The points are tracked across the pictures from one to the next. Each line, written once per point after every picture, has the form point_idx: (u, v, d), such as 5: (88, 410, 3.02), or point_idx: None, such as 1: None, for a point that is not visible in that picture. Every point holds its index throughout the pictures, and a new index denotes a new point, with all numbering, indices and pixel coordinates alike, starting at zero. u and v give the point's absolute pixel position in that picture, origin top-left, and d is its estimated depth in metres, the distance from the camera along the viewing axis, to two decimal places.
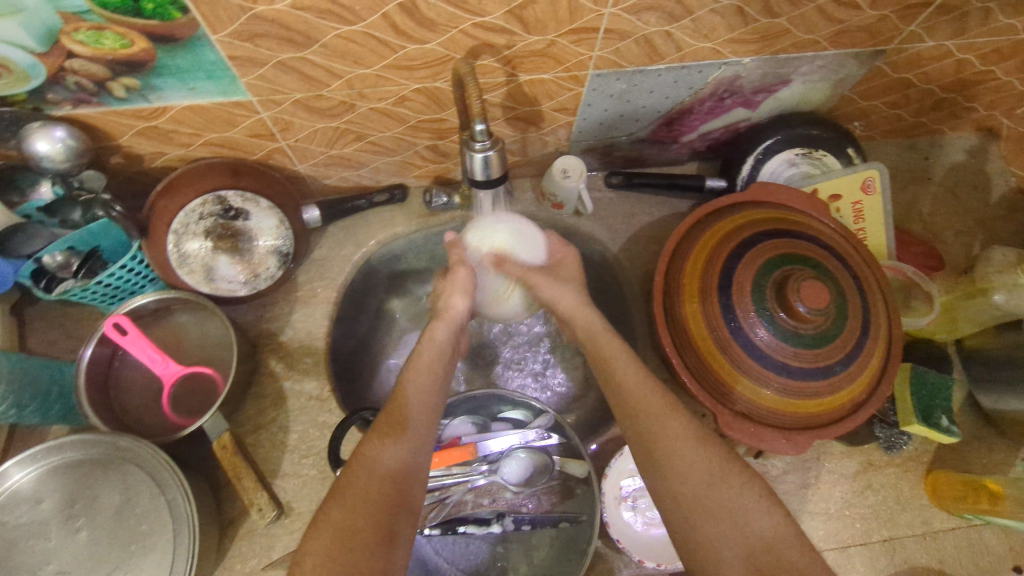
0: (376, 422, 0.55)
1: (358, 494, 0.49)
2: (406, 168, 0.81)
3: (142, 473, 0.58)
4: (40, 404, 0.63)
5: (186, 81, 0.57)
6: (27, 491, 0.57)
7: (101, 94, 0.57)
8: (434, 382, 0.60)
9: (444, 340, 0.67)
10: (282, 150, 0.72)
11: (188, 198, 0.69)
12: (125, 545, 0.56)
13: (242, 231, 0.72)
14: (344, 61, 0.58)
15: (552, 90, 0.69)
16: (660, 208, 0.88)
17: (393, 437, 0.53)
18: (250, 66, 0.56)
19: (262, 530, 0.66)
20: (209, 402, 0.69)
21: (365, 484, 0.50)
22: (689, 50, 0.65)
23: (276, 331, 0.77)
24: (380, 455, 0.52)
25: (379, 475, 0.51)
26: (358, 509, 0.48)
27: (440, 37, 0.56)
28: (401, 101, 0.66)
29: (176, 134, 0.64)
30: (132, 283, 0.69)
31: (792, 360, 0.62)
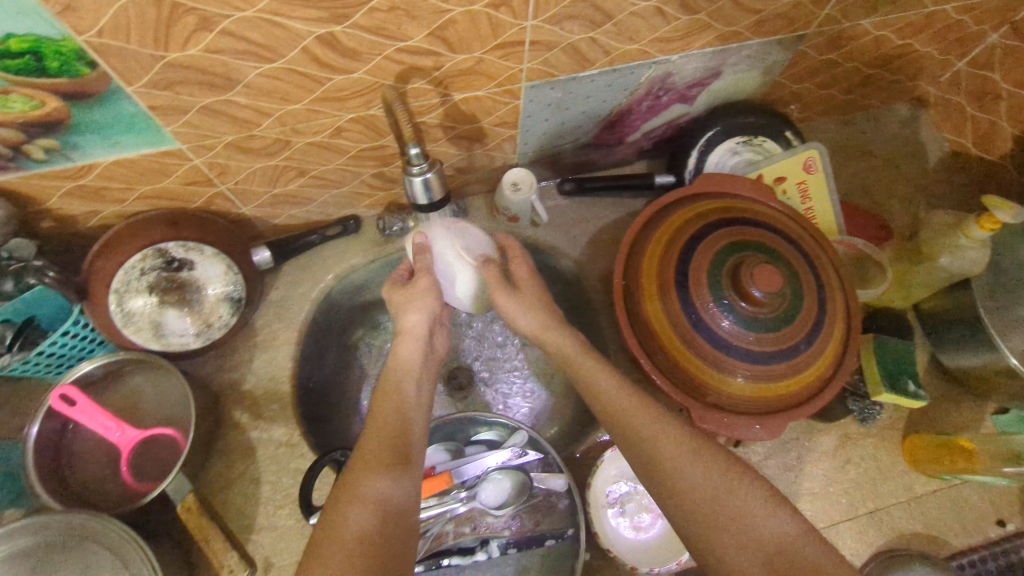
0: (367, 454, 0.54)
1: (342, 542, 0.47)
2: (356, 198, 0.80)
3: (103, 550, 0.55)
4: None
5: (109, 137, 0.55)
6: None
7: (19, 159, 0.55)
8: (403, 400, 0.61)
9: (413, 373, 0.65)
10: (223, 195, 0.70)
11: (126, 255, 0.66)
12: None
13: (188, 282, 0.69)
14: (271, 98, 0.57)
15: (489, 106, 0.69)
16: (615, 210, 0.88)
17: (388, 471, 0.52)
18: (174, 114, 0.55)
19: None
20: (171, 464, 0.66)
21: (348, 530, 0.48)
22: (617, 53, 0.66)
23: (238, 380, 0.74)
24: (357, 502, 0.49)
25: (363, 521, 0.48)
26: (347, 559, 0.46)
27: (366, 66, 0.56)
28: (338, 132, 0.65)
29: (108, 191, 0.62)
30: (79, 349, 0.67)
31: (755, 344, 0.62)
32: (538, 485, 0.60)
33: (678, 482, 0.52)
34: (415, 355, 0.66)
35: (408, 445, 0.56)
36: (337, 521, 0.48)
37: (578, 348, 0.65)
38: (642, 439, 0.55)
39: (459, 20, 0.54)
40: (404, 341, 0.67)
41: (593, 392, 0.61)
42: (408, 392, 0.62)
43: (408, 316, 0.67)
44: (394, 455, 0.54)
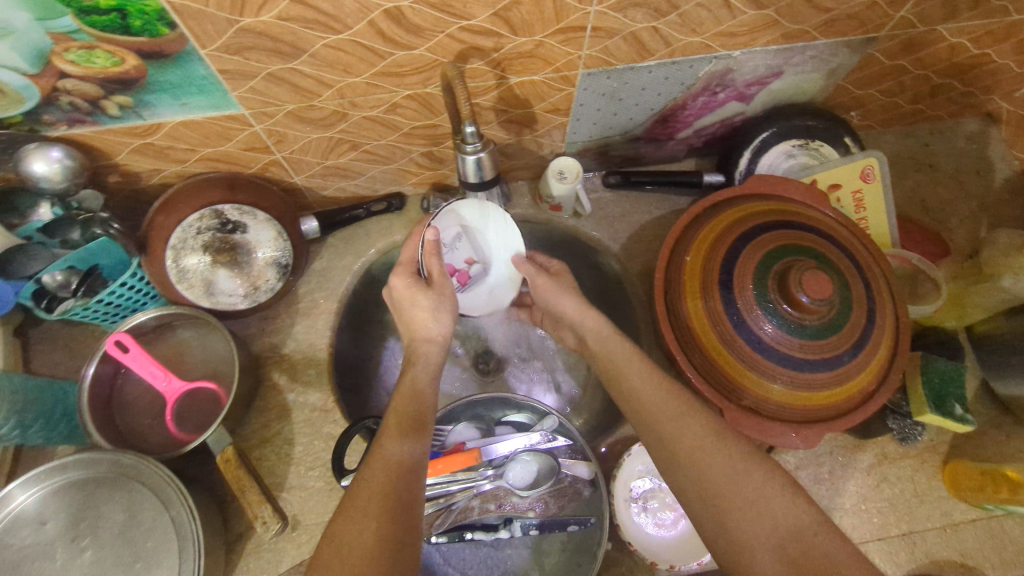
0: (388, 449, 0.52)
1: (359, 524, 0.47)
2: (403, 176, 0.82)
3: (147, 490, 0.57)
4: (44, 425, 0.62)
5: (178, 97, 0.57)
6: (31, 511, 0.56)
7: (95, 113, 0.57)
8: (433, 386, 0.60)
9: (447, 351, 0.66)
10: (278, 163, 0.72)
11: (184, 214, 0.69)
12: (129, 564, 0.55)
13: (240, 244, 0.71)
14: (334, 70, 0.58)
15: (543, 91, 0.69)
16: (659, 207, 0.87)
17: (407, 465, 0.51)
18: (241, 79, 0.57)
19: (269, 544, 0.65)
20: (212, 417, 0.68)
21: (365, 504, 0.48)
22: (678, 45, 0.65)
23: (279, 344, 0.76)
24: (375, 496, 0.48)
25: (381, 504, 0.48)
26: (363, 533, 0.46)
27: (428, 43, 0.57)
28: (394, 108, 0.66)
29: (172, 150, 0.65)
30: (133, 301, 0.69)
31: (799, 351, 0.60)
32: (566, 471, 0.60)
33: (707, 480, 0.52)
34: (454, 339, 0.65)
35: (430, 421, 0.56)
36: (367, 484, 0.49)
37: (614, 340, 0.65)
38: (674, 436, 0.55)
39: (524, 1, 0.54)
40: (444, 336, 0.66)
41: (625, 385, 0.60)
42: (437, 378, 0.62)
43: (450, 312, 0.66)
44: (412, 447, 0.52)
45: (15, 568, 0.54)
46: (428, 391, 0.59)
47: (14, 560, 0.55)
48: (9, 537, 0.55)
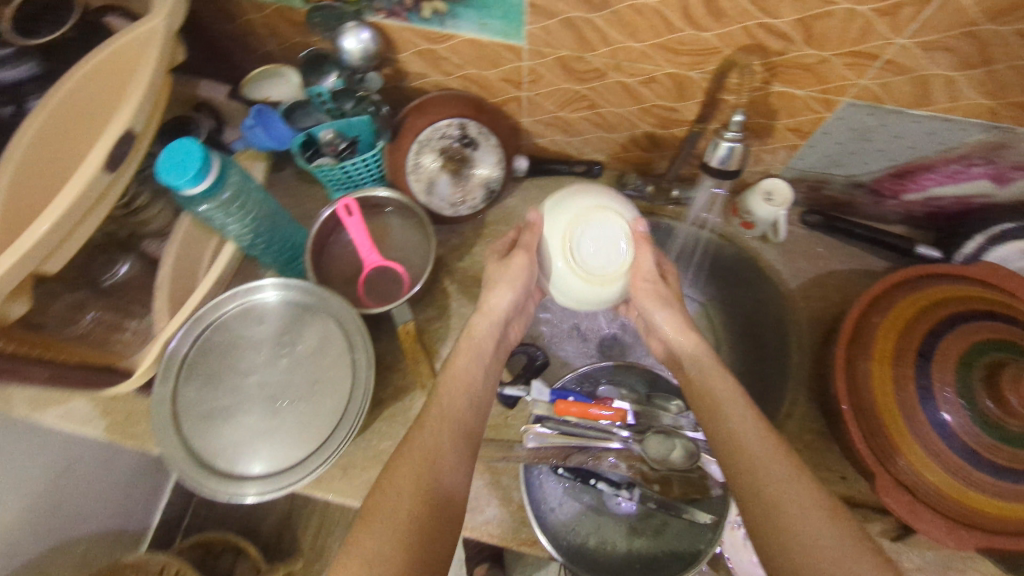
0: (399, 451, 0.55)
1: (386, 510, 0.51)
2: (614, 148, 0.85)
3: (339, 331, 0.67)
4: (277, 248, 0.74)
5: (482, 17, 0.66)
6: (255, 310, 0.68)
7: (412, 11, 0.67)
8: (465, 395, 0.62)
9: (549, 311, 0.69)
10: (520, 100, 0.79)
11: (435, 117, 0.76)
12: (309, 382, 0.65)
13: (467, 159, 0.79)
14: (622, 31, 0.63)
15: (797, 108, 0.69)
16: (851, 260, 0.84)
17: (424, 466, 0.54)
18: (541, 16, 0.63)
19: (404, 419, 0.73)
20: (393, 295, 0.76)
21: (396, 500, 0.51)
22: (963, 103, 0.62)
23: (457, 257, 0.84)
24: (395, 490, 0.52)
25: (402, 497, 0.52)
26: (392, 518, 0.50)
27: (721, 29, 0.60)
28: (649, 81, 0.70)
29: (447, 61, 0.74)
30: (361, 176, 0.80)
31: (985, 450, 0.57)
32: (702, 465, 0.61)
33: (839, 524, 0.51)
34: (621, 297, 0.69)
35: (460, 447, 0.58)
36: (394, 474, 0.53)
37: None
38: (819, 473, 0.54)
39: (837, 14, 0.56)
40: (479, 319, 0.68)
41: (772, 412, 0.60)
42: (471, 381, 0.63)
43: (493, 294, 0.68)
44: (440, 450, 0.56)
45: (231, 348, 0.67)
46: (467, 364, 0.64)
47: (232, 342, 0.67)
48: (236, 324, 0.68)
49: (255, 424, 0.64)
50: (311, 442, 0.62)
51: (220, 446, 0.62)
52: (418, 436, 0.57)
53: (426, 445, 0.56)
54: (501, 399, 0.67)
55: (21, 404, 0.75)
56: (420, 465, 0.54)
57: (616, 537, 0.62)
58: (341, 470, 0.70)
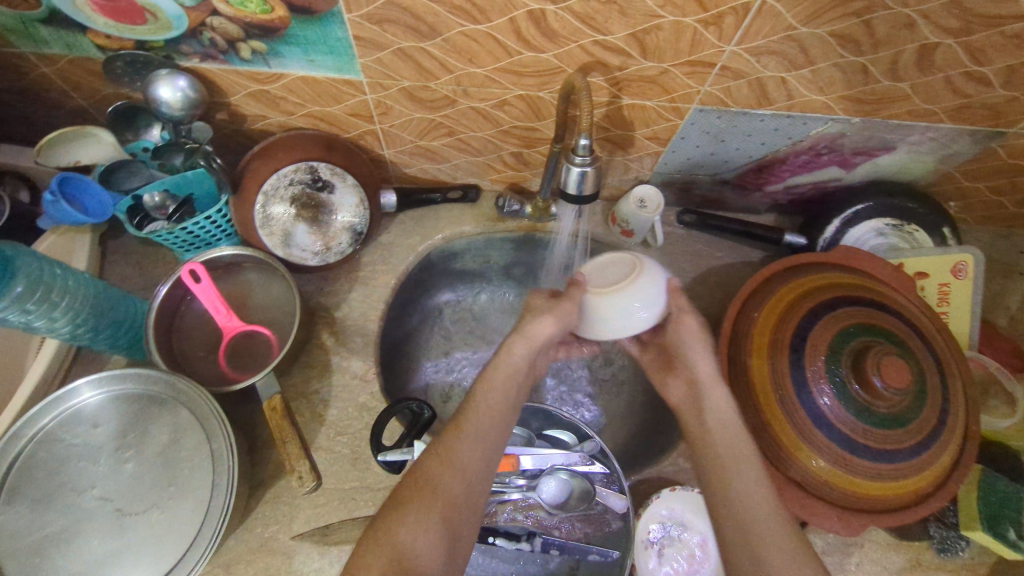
0: (403, 488, 0.51)
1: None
2: (486, 170, 0.82)
3: (194, 419, 0.59)
4: (111, 333, 0.64)
5: (308, 54, 0.60)
6: (87, 413, 0.59)
7: (228, 53, 0.60)
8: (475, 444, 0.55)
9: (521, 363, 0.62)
10: (375, 134, 0.74)
11: (281, 163, 0.70)
12: (163, 486, 0.57)
13: (324, 203, 0.73)
14: (460, 57, 0.59)
15: (651, 118, 0.68)
16: (729, 254, 0.86)
17: (425, 518, 0.49)
18: (372, 48, 0.59)
19: (288, 498, 0.66)
20: (260, 362, 0.69)
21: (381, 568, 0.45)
22: (799, 101, 0.64)
23: (333, 306, 0.78)
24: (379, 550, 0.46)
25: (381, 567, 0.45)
26: None
27: (559, 49, 0.58)
28: (501, 104, 0.67)
29: (284, 100, 0.68)
30: (210, 235, 0.71)
31: (859, 436, 0.59)
32: (599, 499, 0.59)
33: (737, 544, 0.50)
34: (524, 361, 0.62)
35: (460, 487, 0.52)
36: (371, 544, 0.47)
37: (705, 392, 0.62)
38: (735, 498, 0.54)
39: (665, 27, 0.55)
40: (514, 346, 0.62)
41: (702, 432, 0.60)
42: (492, 420, 0.57)
43: (536, 322, 0.62)
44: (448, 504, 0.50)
45: (62, 464, 0.57)
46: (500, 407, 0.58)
47: (62, 456, 0.58)
48: (66, 432, 0.58)
49: (98, 547, 0.54)
50: (171, 555, 0.54)
51: None
52: (422, 477, 0.51)
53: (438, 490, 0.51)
54: (387, 465, 0.63)
55: None
56: (398, 525, 0.48)
57: None
58: (222, 570, 0.62)
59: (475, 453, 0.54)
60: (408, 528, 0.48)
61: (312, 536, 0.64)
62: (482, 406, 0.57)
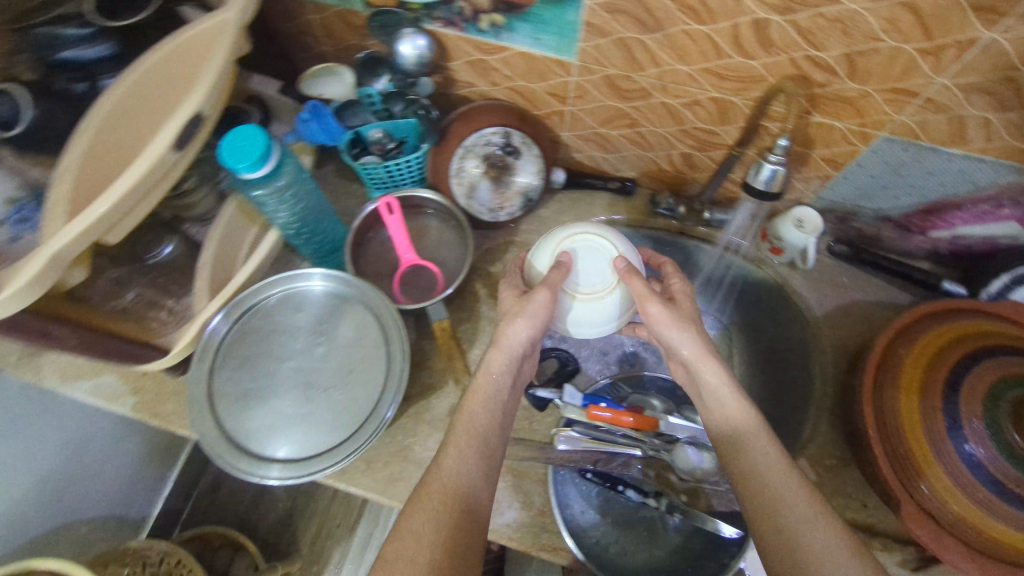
0: (447, 438, 0.58)
1: (420, 519, 0.52)
2: (649, 166, 0.88)
3: (376, 323, 0.68)
4: (311, 240, 0.75)
5: (538, 32, 0.68)
6: (295, 298, 0.70)
7: (470, 22, 0.70)
8: (483, 418, 0.59)
9: (500, 375, 0.62)
10: (563, 114, 0.82)
11: (482, 124, 0.78)
12: (345, 372, 0.67)
13: (510, 167, 0.81)
14: (673, 54, 0.66)
15: (833, 138, 0.71)
16: (875, 292, 0.86)
17: (466, 461, 0.56)
18: (595, 35, 0.66)
19: (429, 416, 0.73)
20: (426, 294, 0.78)
21: (431, 510, 0.52)
22: (997, 146, 0.64)
23: (489, 261, 0.86)
24: (435, 490, 0.53)
25: (433, 508, 0.52)
26: (420, 535, 0.51)
27: (769, 58, 0.62)
28: (692, 104, 0.72)
29: (497, 71, 0.77)
30: (403, 176, 0.82)
31: (1014, 485, 0.58)
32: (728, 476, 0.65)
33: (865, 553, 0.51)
34: (505, 371, 0.63)
35: (491, 436, 0.59)
36: (428, 491, 0.54)
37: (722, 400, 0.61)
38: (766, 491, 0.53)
39: (881, 51, 0.58)
40: (496, 355, 0.63)
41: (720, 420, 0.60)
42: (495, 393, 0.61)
43: (511, 328, 0.63)
44: (482, 455, 0.57)
45: (269, 334, 0.68)
46: (489, 402, 0.61)
47: (271, 328, 0.69)
48: (276, 312, 0.70)
49: (288, 410, 0.64)
50: (344, 431, 0.63)
51: (252, 428, 0.63)
52: (467, 421, 0.59)
53: (468, 440, 0.57)
54: (533, 400, 0.69)
55: (55, 375, 0.77)
56: (449, 469, 0.55)
57: (635, 548, 0.65)
58: (366, 463, 0.71)
59: (485, 420, 0.59)
60: (456, 470, 0.55)
61: None
62: (482, 381, 0.62)
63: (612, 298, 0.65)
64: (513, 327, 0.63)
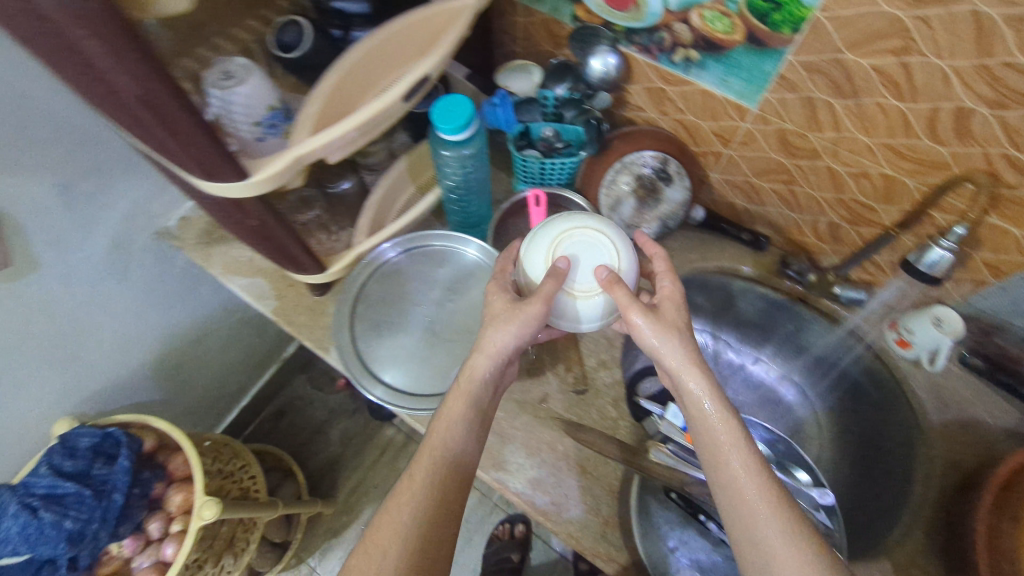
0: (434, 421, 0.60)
1: (402, 507, 0.54)
2: (789, 226, 0.88)
3: None
4: (462, 208, 0.84)
5: (727, 74, 0.72)
6: (441, 257, 0.79)
7: (664, 53, 0.75)
8: (471, 404, 0.61)
9: (485, 373, 0.61)
10: (721, 156, 0.85)
11: (644, 144, 0.82)
12: (465, 333, 0.73)
13: (658, 191, 0.85)
14: (858, 122, 0.67)
15: (1004, 245, 0.68)
16: (1006, 422, 0.78)
17: (451, 447, 0.58)
18: (783, 88, 0.69)
19: (519, 398, 0.76)
20: None
21: (417, 491, 0.55)
22: None
23: None
24: (421, 474, 0.56)
25: (417, 492, 0.55)
26: (402, 520, 0.54)
27: (960, 148, 0.62)
28: (859, 176, 0.73)
29: (671, 103, 0.82)
30: (552, 175, 0.87)
31: None
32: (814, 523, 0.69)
33: None
34: (489, 368, 0.61)
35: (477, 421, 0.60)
36: (414, 475, 0.56)
37: (715, 420, 0.57)
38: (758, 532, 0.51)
39: None
40: (481, 358, 0.61)
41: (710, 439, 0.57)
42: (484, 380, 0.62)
43: (494, 333, 0.61)
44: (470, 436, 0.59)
45: (413, 279, 0.77)
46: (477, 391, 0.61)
47: (416, 275, 0.78)
48: (421, 262, 0.78)
49: (411, 347, 0.72)
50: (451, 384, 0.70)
51: (377, 352, 0.71)
52: (459, 405, 0.60)
53: (457, 425, 0.59)
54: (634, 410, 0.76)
55: (220, 265, 0.89)
56: (436, 456, 0.57)
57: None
58: None
59: (477, 402, 0.61)
60: (442, 456, 0.57)
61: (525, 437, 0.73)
62: (469, 371, 0.61)
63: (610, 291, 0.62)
64: (497, 331, 0.60)
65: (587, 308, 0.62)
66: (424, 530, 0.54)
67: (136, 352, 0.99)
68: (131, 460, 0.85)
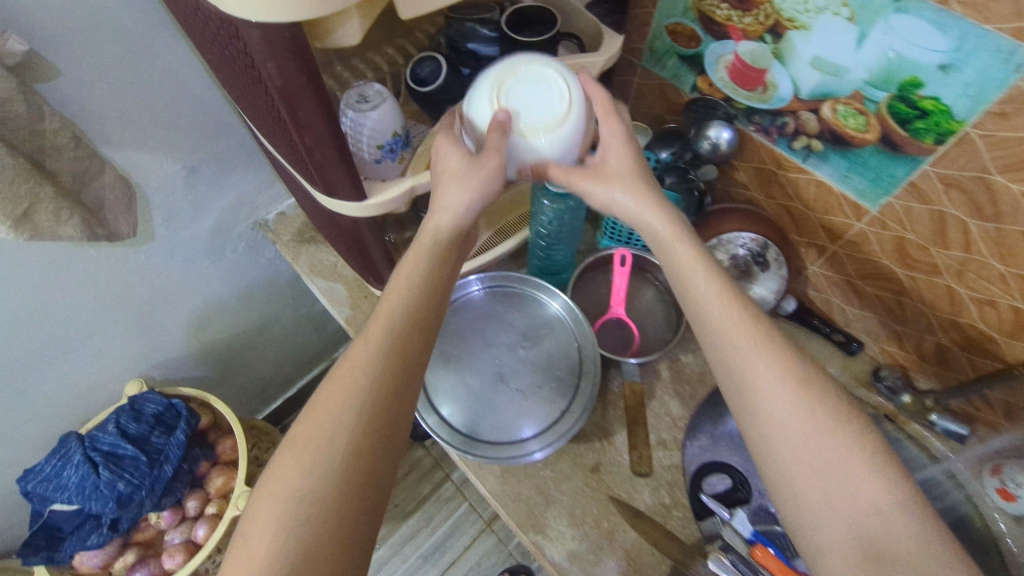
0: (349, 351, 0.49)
1: (298, 460, 0.44)
2: (888, 336, 0.82)
3: (575, 356, 0.73)
4: (543, 258, 0.83)
5: (851, 170, 0.69)
6: (517, 300, 0.78)
7: (784, 137, 0.73)
8: (402, 315, 0.51)
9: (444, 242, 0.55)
10: (825, 251, 0.80)
11: (746, 225, 0.80)
12: (531, 383, 0.72)
13: (752, 275, 0.81)
14: (992, 247, 0.62)
15: None
16: None
17: (369, 376, 0.47)
18: (911, 196, 0.65)
19: (569, 461, 0.73)
20: (615, 351, 0.79)
21: (331, 432, 0.45)
22: None
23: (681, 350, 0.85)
24: (329, 411, 0.46)
25: (321, 433, 0.45)
26: (305, 464, 0.44)
27: None
28: (984, 302, 0.67)
29: (781, 188, 0.79)
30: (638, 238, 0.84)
31: None
32: None
33: None
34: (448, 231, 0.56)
35: (404, 348, 0.49)
36: (317, 417, 0.46)
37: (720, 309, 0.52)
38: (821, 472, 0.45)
39: None
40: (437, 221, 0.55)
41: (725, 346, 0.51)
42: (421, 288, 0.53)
43: (444, 196, 0.54)
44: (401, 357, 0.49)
45: (484, 318, 0.76)
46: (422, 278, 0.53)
47: (489, 314, 0.77)
48: (501, 304, 0.78)
49: (474, 389, 0.71)
50: (510, 434, 0.69)
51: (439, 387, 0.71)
52: (384, 331, 0.50)
53: (377, 352, 0.48)
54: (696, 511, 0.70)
55: (305, 264, 0.92)
56: (350, 391, 0.46)
57: None
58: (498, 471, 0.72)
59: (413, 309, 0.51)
60: (356, 392, 0.46)
61: (568, 502, 0.71)
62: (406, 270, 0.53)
63: (567, 130, 0.54)
64: (451, 193, 0.54)
65: (543, 146, 0.54)
66: (332, 480, 0.43)
67: (211, 327, 1.04)
68: (187, 435, 0.90)
